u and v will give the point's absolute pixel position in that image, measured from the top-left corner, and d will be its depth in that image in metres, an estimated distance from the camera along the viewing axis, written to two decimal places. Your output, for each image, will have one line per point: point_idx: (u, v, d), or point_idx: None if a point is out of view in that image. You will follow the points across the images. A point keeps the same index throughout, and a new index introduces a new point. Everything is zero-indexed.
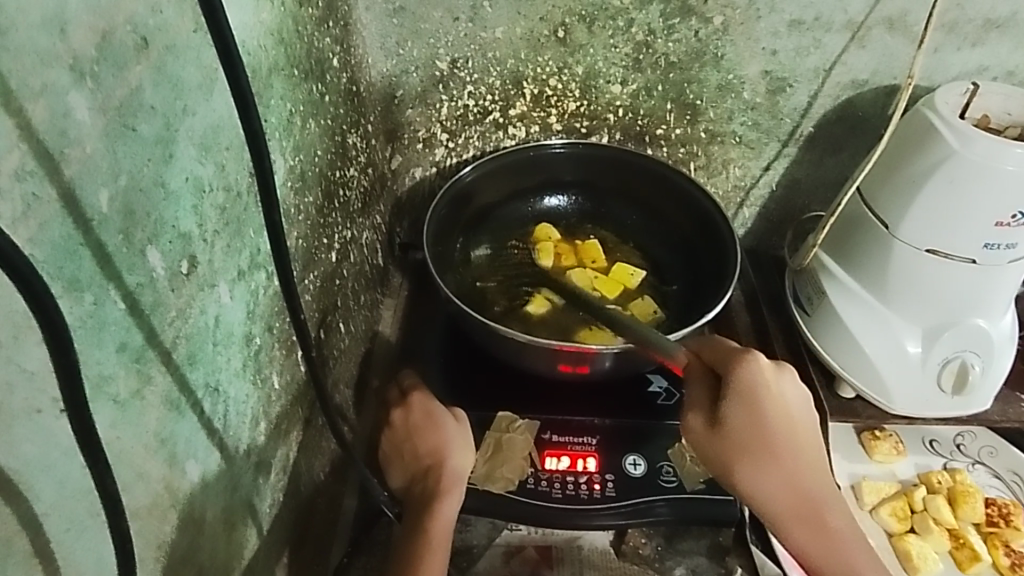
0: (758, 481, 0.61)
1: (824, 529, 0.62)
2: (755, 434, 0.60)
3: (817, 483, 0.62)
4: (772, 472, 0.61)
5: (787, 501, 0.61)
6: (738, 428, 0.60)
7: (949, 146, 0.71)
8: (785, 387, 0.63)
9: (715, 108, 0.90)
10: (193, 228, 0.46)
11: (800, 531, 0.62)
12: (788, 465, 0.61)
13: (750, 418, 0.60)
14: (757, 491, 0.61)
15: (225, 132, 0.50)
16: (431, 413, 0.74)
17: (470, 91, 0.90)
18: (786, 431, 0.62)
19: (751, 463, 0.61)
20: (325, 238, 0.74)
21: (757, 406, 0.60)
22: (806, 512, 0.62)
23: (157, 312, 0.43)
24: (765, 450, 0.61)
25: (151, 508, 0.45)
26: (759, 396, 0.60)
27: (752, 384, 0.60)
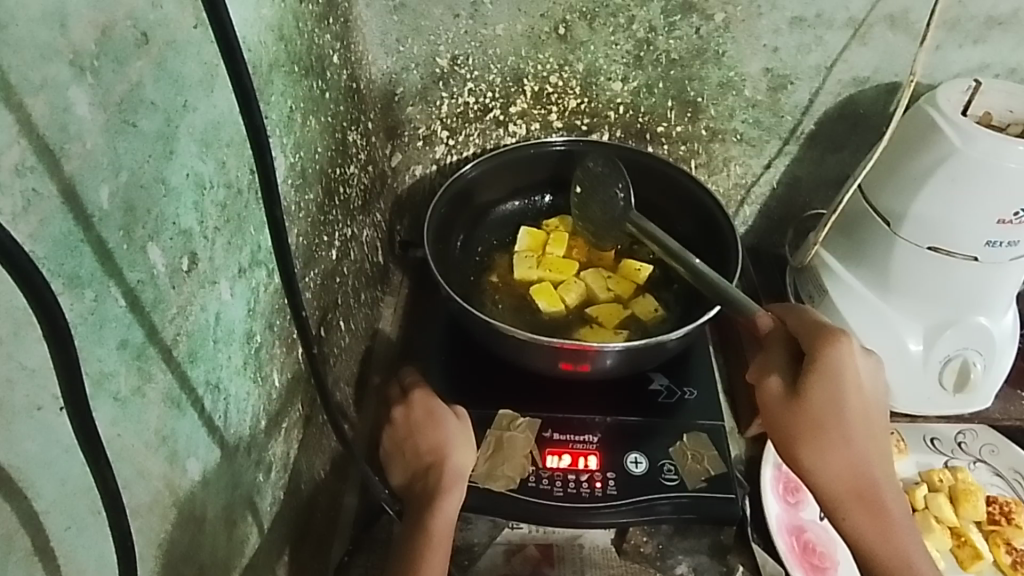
0: (828, 459, 0.62)
1: (880, 509, 0.62)
2: (824, 413, 0.61)
3: (879, 466, 0.63)
4: (851, 446, 0.62)
5: (845, 475, 0.62)
6: (811, 401, 0.61)
7: (951, 143, 0.70)
8: (868, 366, 0.65)
9: (716, 106, 0.90)
10: (194, 224, 0.46)
11: (863, 512, 0.62)
12: (859, 439, 0.62)
13: (829, 389, 0.61)
14: (829, 468, 0.62)
15: (226, 128, 0.49)
16: (432, 411, 0.75)
17: (470, 88, 0.90)
18: (859, 406, 0.62)
19: (819, 440, 0.62)
20: (326, 235, 0.73)
21: (832, 378, 0.61)
22: (863, 492, 0.62)
23: (158, 309, 0.43)
24: (833, 428, 0.62)
25: (152, 506, 0.45)
26: (839, 375, 0.61)
27: (835, 365, 0.61)
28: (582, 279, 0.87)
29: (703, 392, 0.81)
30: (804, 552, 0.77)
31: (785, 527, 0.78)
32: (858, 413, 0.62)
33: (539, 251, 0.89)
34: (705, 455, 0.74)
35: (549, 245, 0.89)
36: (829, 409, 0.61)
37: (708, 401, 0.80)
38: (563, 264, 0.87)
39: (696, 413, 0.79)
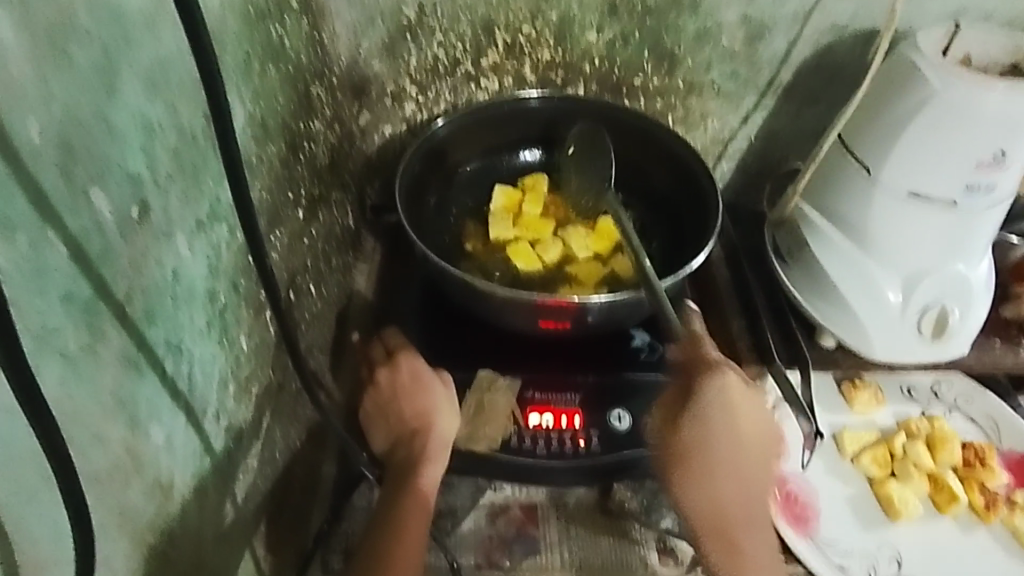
0: (709, 499, 0.60)
1: (740, 550, 0.61)
2: (701, 456, 0.60)
3: (742, 508, 0.61)
4: (728, 492, 0.61)
5: (720, 518, 0.61)
6: (687, 442, 0.60)
7: (931, 87, 0.69)
8: (756, 412, 0.62)
9: (693, 57, 0.87)
10: (144, 170, 0.43)
11: (734, 551, 0.61)
12: (739, 484, 0.61)
13: (710, 431, 0.60)
14: (710, 512, 0.61)
15: (175, 68, 0.45)
16: (418, 374, 0.72)
17: (439, 41, 0.86)
18: (741, 451, 0.61)
19: (705, 483, 0.60)
20: (292, 194, 0.70)
21: (706, 420, 0.60)
22: (726, 532, 0.61)
23: (108, 261, 0.40)
24: (706, 468, 0.60)
25: (112, 473, 0.42)
26: (715, 421, 0.59)
27: (709, 397, 0.59)
28: (560, 239, 0.84)
29: None
30: (787, 502, 0.77)
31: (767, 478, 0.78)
32: (731, 438, 0.60)
33: (514, 208, 0.86)
34: None
35: (523, 203, 0.87)
36: (697, 441, 0.60)
37: None
38: (540, 223, 0.85)
39: None
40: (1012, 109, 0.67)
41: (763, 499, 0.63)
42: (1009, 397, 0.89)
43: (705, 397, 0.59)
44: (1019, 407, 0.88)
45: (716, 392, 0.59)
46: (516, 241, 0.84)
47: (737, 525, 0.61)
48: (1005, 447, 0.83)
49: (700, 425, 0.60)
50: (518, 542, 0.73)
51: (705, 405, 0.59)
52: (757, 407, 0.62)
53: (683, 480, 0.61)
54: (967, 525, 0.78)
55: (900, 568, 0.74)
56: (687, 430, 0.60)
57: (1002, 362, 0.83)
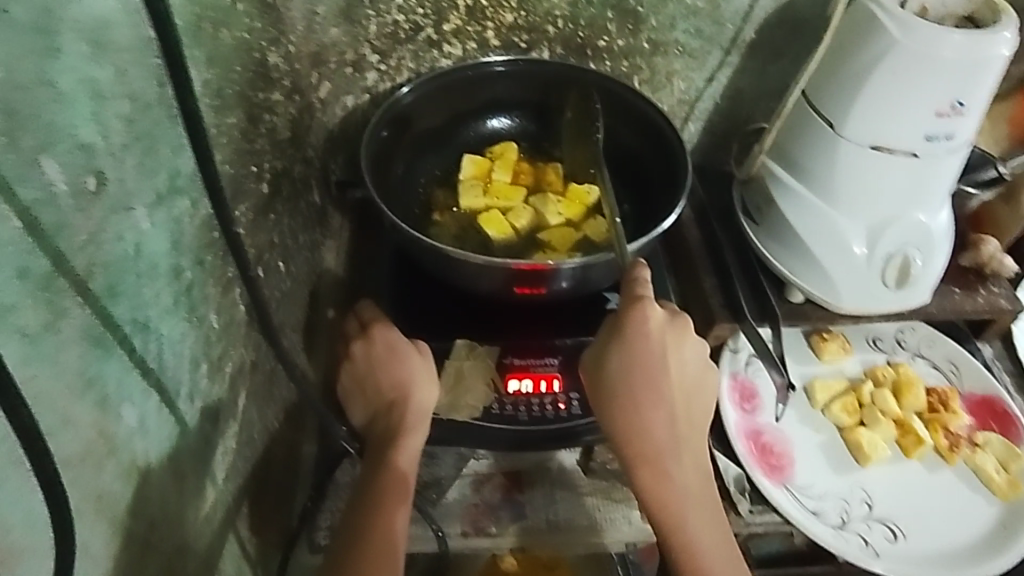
0: (635, 429, 0.61)
1: (667, 478, 0.61)
2: (624, 384, 0.61)
3: (670, 439, 0.62)
4: (655, 422, 0.61)
5: (644, 447, 0.61)
6: (611, 371, 0.61)
7: (892, 36, 0.70)
8: (681, 346, 0.63)
9: (656, 16, 0.87)
10: (96, 138, 0.40)
11: (660, 480, 0.61)
12: (664, 415, 0.62)
13: (634, 359, 0.61)
14: (635, 442, 0.61)
15: (121, 29, 0.43)
16: (393, 346, 0.70)
17: (399, 5, 0.83)
18: (666, 381, 0.62)
19: (631, 412, 0.61)
20: (254, 167, 0.68)
21: (629, 348, 0.61)
22: (653, 461, 0.61)
23: (64, 235, 0.38)
24: (627, 395, 0.61)
25: (84, 456, 0.41)
26: (639, 349, 0.61)
27: (633, 326, 0.61)
28: (532, 205, 0.83)
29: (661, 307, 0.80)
30: (762, 454, 0.79)
31: (742, 431, 0.80)
32: (655, 368, 0.61)
33: (485, 176, 0.86)
34: None
35: (496, 172, 0.86)
36: (621, 371, 0.61)
37: None
38: (511, 190, 0.85)
39: None
40: (968, 56, 0.68)
41: (691, 432, 0.64)
42: (968, 342, 0.92)
43: (628, 326, 0.61)
44: (977, 351, 0.92)
45: (641, 322, 0.61)
46: (488, 209, 0.83)
47: (663, 457, 0.61)
48: (966, 390, 0.87)
49: (625, 353, 0.61)
50: (503, 508, 0.74)
51: (629, 334, 0.61)
52: (682, 342, 0.63)
53: (606, 409, 0.62)
54: (933, 466, 0.81)
55: (871, 509, 0.77)
56: (610, 358, 0.62)
57: (962, 308, 0.85)
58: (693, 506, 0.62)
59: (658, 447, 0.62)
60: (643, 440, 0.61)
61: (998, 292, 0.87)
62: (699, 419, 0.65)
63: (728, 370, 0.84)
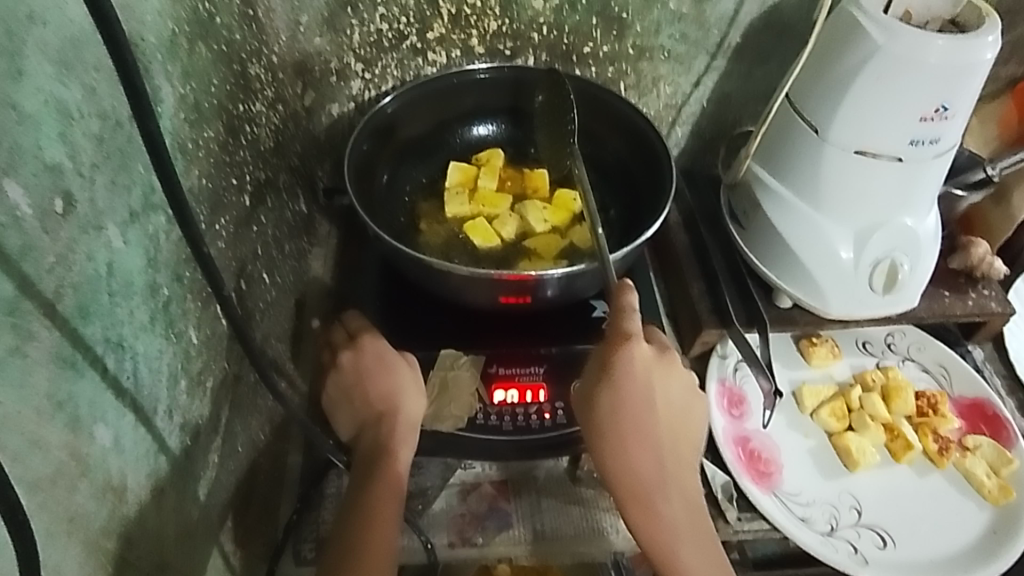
0: (624, 466, 0.61)
1: (659, 516, 0.61)
2: (612, 422, 0.60)
3: (661, 475, 0.62)
4: (643, 460, 0.61)
5: (634, 484, 0.61)
6: (601, 410, 0.60)
7: (875, 41, 0.69)
8: (667, 381, 0.63)
9: (641, 21, 0.86)
10: (65, 159, 0.40)
11: (652, 518, 0.61)
12: (652, 451, 0.62)
13: (621, 397, 0.60)
14: (625, 478, 0.61)
15: (89, 47, 0.42)
16: (382, 357, 0.70)
17: (382, 13, 0.83)
18: (653, 417, 0.61)
19: (619, 449, 0.61)
20: (235, 179, 0.67)
21: (618, 386, 0.60)
22: (644, 498, 0.61)
23: (31, 258, 0.37)
24: (620, 433, 0.61)
25: (55, 479, 0.41)
26: (626, 387, 0.60)
27: (621, 363, 0.61)
28: (518, 211, 0.83)
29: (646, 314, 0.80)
30: (750, 460, 0.79)
31: (730, 437, 0.80)
32: (644, 405, 0.61)
33: (470, 183, 0.86)
34: None
35: (480, 179, 0.85)
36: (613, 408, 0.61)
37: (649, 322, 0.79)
38: (496, 198, 0.84)
39: None
40: (951, 60, 0.68)
41: (680, 467, 0.63)
42: (959, 345, 0.92)
43: (615, 363, 0.61)
44: (968, 354, 0.92)
45: (627, 358, 0.61)
46: (473, 217, 0.83)
47: (653, 495, 0.61)
48: (956, 393, 0.86)
49: (613, 391, 0.60)
50: (490, 518, 0.73)
51: (616, 372, 0.60)
52: (668, 377, 0.63)
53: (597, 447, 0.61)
54: (922, 470, 0.80)
55: (860, 516, 0.76)
56: (598, 396, 0.61)
57: (951, 312, 0.85)
58: (688, 543, 0.61)
59: (648, 483, 0.61)
60: (632, 476, 0.61)
61: (988, 296, 0.86)
62: (686, 453, 0.65)
63: (716, 376, 0.84)
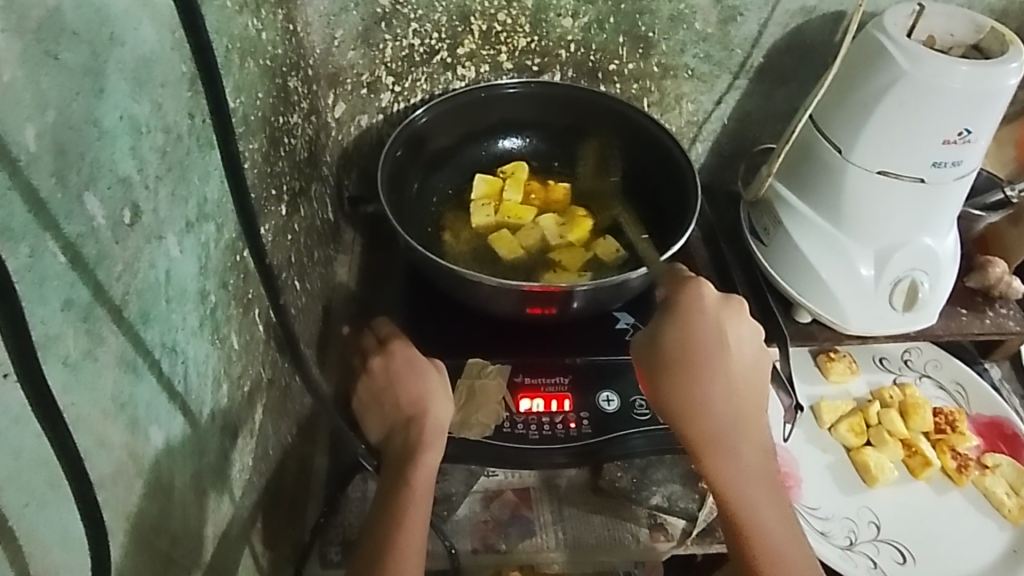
0: (692, 406, 0.62)
1: (725, 454, 0.62)
2: (682, 360, 0.62)
3: (729, 416, 0.63)
4: (711, 400, 0.63)
5: (703, 427, 0.62)
6: (668, 348, 0.63)
7: (900, 66, 0.71)
8: (735, 324, 0.65)
9: (667, 40, 0.88)
10: (133, 171, 0.42)
11: (719, 460, 0.62)
12: (720, 393, 0.63)
13: (691, 337, 0.62)
14: (696, 419, 0.62)
15: (158, 65, 0.45)
16: (413, 362, 0.72)
17: (415, 29, 0.85)
18: (724, 360, 0.63)
19: (687, 389, 0.62)
20: (274, 189, 0.69)
21: (687, 323, 0.63)
22: (712, 438, 0.62)
23: (103, 266, 0.39)
24: (687, 372, 0.62)
25: (116, 477, 0.42)
26: (698, 325, 0.62)
27: (688, 304, 0.63)
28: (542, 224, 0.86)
29: None
30: None
31: None
32: (710, 345, 0.62)
33: (498, 193, 0.88)
34: None
35: (507, 193, 0.87)
36: (680, 349, 0.63)
37: None
38: (522, 209, 0.86)
39: None
40: (975, 85, 0.69)
41: (748, 410, 0.64)
42: (976, 363, 0.93)
43: (686, 302, 0.63)
44: (984, 372, 0.93)
45: (701, 297, 0.63)
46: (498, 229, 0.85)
47: (720, 436, 0.62)
48: (973, 411, 0.87)
49: (684, 330, 0.62)
50: (513, 525, 0.75)
51: (689, 310, 0.63)
52: (736, 321, 0.65)
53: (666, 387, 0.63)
54: (941, 488, 0.81)
55: (879, 530, 0.78)
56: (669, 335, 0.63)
57: (969, 330, 0.86)
58: (752, 486, 0.63)
59: (716, 427, 0.63)
60: (703, 419, 0.62)
61: (1005, 315, 0.87)
62: (756, 397, 0.66)
63: None
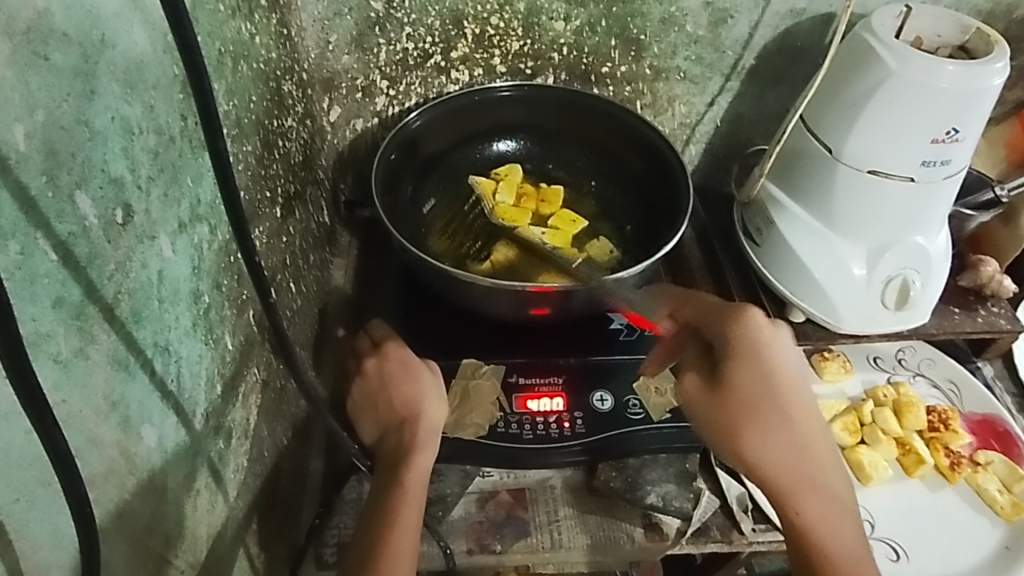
0: (778, 449, 0.62)
1: (817, 492, 0.61)
2: (751, 395, 0.63)
3: (811, 451, 0.63)
4: (789, 440, 0.62)
5: (788, 464, 0.62)
6: (731, 382, 0.64)
7: (888, 66, 0.72)
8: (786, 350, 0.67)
9: (659, 43, 0.89)
10: (125, 172, 0.43)
11: (814, 500, 0.61)
12: (795, 428, 0.63)
13: (754, 369, 0.64)
14: (779, 457, 0.62)
15: (149, 68, 0.46)
16: (406, 363, 0.73)
17: (408, 33, 0.86)
18: (789, 389, 0.64)
19: (766, 429, 0.62)
20: (268, 192, 0.70)
21: (744, 356, 0.64)
22: (803, 479, 0.61)
23: (94, 264, 0.40)
24: (766, 409, 0.63)
25: (108, 476, 0.43)
26: (756, 356, 0.64)
27: (742, 343, 0.65)
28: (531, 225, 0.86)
29: None
30: None
31: None
32: (778, 376, 0.64)
33: (490, 196, 0.88)
34: (668, 386, 0.75)
35: (500, 198, 0.88)
36: (750, 389, 0.63)
37: None
38: (517, 211, 0.86)
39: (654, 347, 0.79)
40: (962, 85, 0.70)
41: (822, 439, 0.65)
42: (969, 361, 0.94)
43: (738, 338, 0.65)
44: (977, 371, 0.93)
45: (751, 326, 0.66)
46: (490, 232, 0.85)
47: (807, 475, 0.62)
48: (967, 409, 0.88)
49: (745, 363, 0.64)
50: (508, 525, 0.75)
51: (743, 343, 0.65)
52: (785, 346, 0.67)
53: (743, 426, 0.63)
54: (934, 485, 0.82)
55: (873, 529, 0.78)
56: (729, 369, 0.64)
57: (961, 329, 0.86)
58: (843, 523, 0.61)
59: (799, 462, 0.62)
60: (786, 457, 0.62)
61: (997, 313, 0.88)
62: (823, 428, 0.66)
63: None
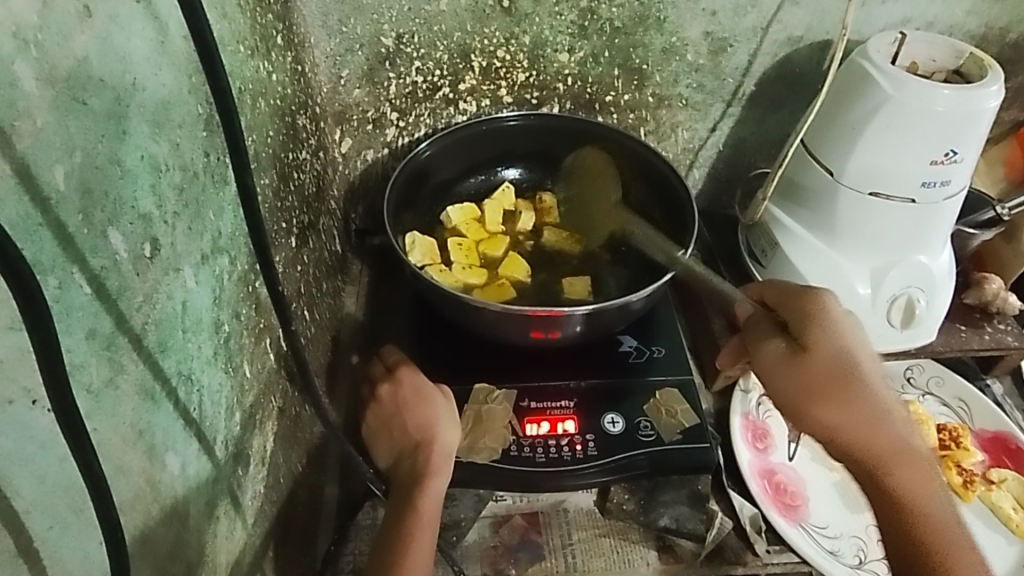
0: (843, 410, 0.59)
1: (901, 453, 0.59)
2: (811, 379, 0.60)
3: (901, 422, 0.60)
4: (836, 415, 0.59)
5: (877, 446, 0.59)
6: (814, 371, 0.60)
7: (885, 91, 0.74)
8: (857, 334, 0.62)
9: (660, 72, 0.92)
10: (153, 208, 0.45)
11: (904, 473, 0.58)
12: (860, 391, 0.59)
13: (831, 372, 0.59)
14: (884, 451, 0.58)
15: (176, 108, 0.48)
16: (419, 388, 0.74)
17: (418, 67, 0.88)
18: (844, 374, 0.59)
19: (838, 385, 0.59)
20: (283, 223, 0.71)
21: (831, 330, 0.61)
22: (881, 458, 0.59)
23: (124, 297, 0.41)
24: (853, 372, 0.59)
25: (134, 502, 0.44)
26: (831, 324, 0.61)
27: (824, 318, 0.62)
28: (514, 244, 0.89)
29: (671, 349, 0.83)
30: (776, 493, 0.80)
31: (757, 471, 0.81)
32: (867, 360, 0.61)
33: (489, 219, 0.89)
34: (678, 408, 0.76)
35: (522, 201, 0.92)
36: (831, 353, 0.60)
37: (676, 357, 0.82)
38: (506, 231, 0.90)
39: (664, 369, 0.80)
40: (957, 109, 0.72)
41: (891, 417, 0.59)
42: (977, 379, 0.94)
43: (821, 313, 0.62)
44: (987, 388, 0.94)
45: (827, 311, 0.62)
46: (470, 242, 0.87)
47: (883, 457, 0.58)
48: (977, 427, 0.88)
49: (833, 356, 0.60)
50: (523, 549, 0.75)
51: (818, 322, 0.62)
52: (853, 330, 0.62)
53: (821, 410, 0.59)
54: None
55: None
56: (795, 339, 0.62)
57: (968, 346, 0.87)
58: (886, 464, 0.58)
59: (899, 454, 0.59)
60: (880, 428, 0.58)
61: (1004, 330, 0.89)
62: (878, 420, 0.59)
63: (739, 410, 0.85)
